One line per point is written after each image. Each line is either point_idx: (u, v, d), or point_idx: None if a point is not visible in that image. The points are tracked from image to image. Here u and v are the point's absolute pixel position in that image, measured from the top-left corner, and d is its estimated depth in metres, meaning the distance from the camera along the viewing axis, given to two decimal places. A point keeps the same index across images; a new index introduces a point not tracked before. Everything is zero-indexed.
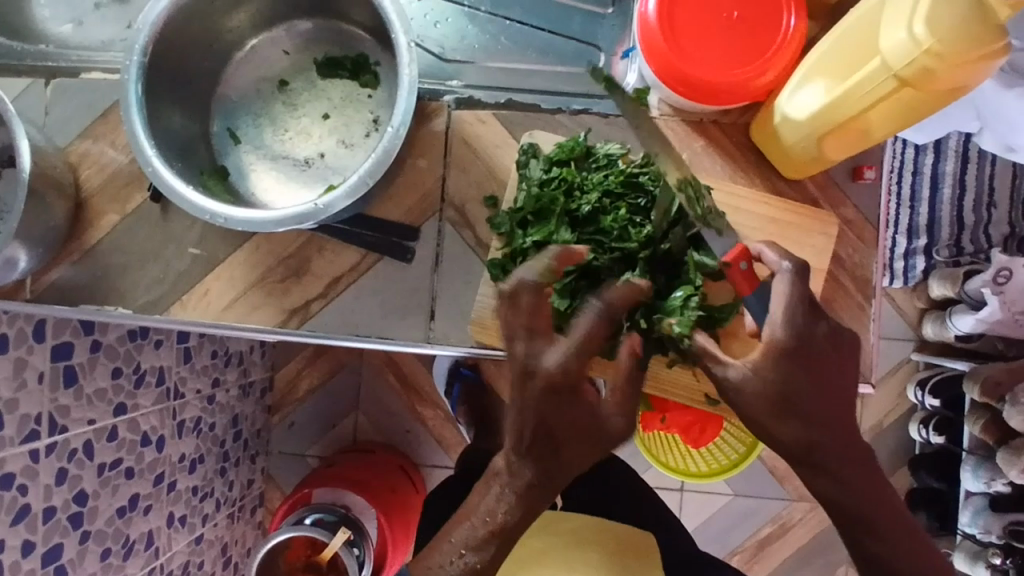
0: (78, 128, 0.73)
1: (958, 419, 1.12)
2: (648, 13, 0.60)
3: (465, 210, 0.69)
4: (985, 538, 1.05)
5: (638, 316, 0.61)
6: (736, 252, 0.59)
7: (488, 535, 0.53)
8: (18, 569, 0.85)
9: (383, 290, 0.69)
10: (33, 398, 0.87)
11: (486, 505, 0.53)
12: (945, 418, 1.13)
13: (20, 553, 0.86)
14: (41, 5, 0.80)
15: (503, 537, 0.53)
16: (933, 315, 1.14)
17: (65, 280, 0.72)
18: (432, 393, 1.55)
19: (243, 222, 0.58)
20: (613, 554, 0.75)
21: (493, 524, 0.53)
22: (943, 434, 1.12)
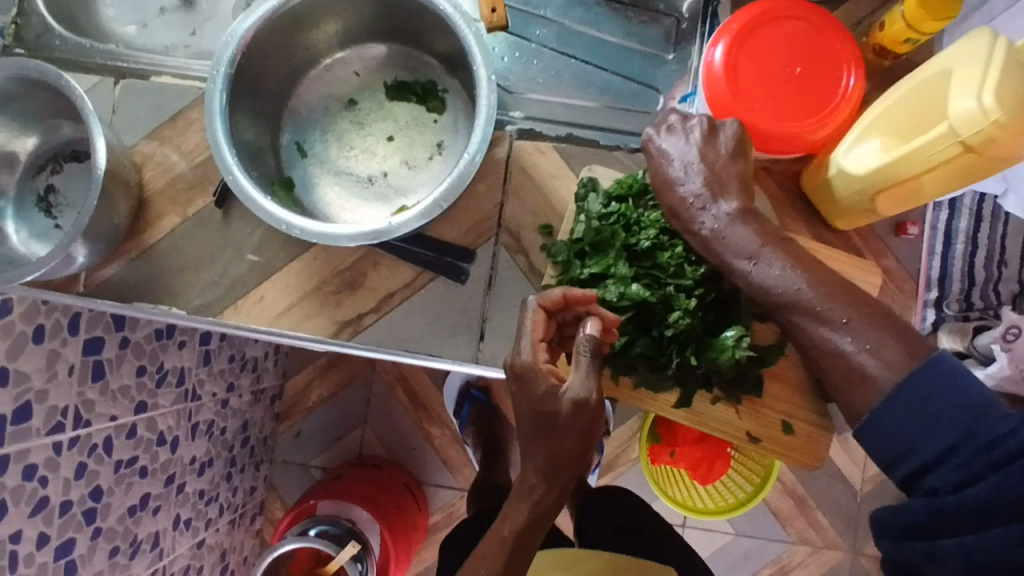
0: (146, 130, 0.75)
1: None
2: (714, 62, 0.63)
3: (519, 236, 0.71)
4: None
5: (689, 352, 0.64)
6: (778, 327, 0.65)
7: (500, 543, 0.61)
8: (31, 561, 0.84)
9: (434, 306, 0.71)
10: (62, 390, 0.87)
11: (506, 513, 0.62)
12: None
13: (34, 545, 0.85)
14: (107, 4, 0.83)
15: (513, 544, 0.61)
16: None
17: (120, 276, 0.73)
18: (441, 412, 1.55)
19: (316, 234, 0.60)
20: None
21: (517, 524, 0.60)
22: None
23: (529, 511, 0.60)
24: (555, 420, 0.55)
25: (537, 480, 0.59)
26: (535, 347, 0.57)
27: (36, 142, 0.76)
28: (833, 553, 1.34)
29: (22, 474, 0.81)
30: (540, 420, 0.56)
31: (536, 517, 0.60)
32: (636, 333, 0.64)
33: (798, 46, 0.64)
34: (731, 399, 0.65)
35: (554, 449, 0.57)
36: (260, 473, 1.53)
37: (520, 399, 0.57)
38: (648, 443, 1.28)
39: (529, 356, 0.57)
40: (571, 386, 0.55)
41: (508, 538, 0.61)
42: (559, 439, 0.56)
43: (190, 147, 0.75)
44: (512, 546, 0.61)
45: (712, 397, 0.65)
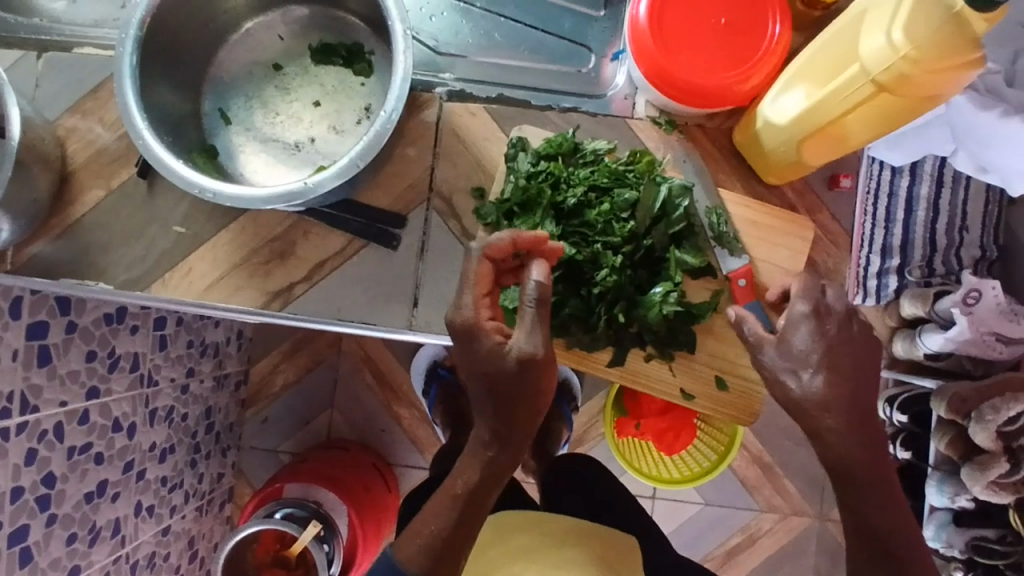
0: (67, 102, 0.73)
1: (924, 435, 1.09)
2: (639, 16, 0.62)
3: (451, 200, 0.70)
4: (948, 553, 1.04)
5: (618, 310, 0.63)
6: (741, 270, 0.65)
7: (451, 502, 0.60)
8: None
9: (367, 274, 0.70)
10: (7, 375, 0.86)
11: (455, 479, 0.60)
12: (911, 434, 1.10)
13: None
14: None
15: (467, 505, 0.60)
16: (903, 332, 1.08)
17: (45, 254, 0.71)
18: (409, 393, 1.55)
19: (231, 198, 0.58)
20: (605, 560, 0.73)
21: (457, 489, 0.60)
22: (910, 450, 1.10)
23: (483, 472, 0.59)
24: (508, 381, 0.55)
25: (489, 438, 0.59)
26: (478, 303, 0.56)
27: None
28: (800, 520, 1.35)
29: None
30: (484, 373, 0.55)
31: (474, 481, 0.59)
32: (566, 292, 0.63)
33: None
34: (665, 357, 0.65)
35: (506, 404, 0.56)
36: (227, 459, 1.52)
37: (466, 359, 0.56)
38: (612, 415, 1.29)
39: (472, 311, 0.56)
40: (517, 341, 0.54)
41: (459, 494, 0.59)
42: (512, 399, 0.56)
43: (113, 118, 0.72)
44: (458, 509, 0.60)
45: (646, 354, 0.65)
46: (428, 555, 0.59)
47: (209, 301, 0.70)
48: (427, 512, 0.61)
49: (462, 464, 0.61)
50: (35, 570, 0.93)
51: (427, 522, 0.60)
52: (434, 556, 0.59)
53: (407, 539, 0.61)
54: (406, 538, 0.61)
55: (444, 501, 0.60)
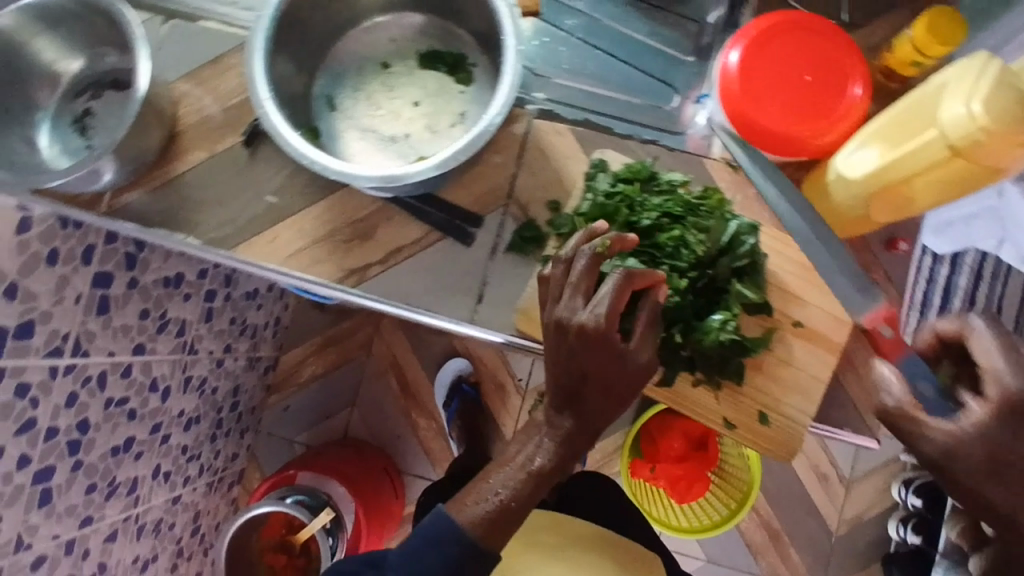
0: (186, 68, 0.78)
1: (934, 522, 1.18)
2: (729, 64, 0.67)
3: (527, 208, 0.74)
4: None
5: (674, 329, 0.66)
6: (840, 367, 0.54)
7: (525, 478, 0.59)
8: (10, 479, 0.93)
9: (437, 266, 0.74)
10: (67, 316, 0.96)
11: (523, 453, 0.60)
12: (922, 519, 1.20)
13: (15, 465, 0.92)
14: None
15: (540, 481, 0.59)
16: None
17: (141, 204, 0.76)
18: (429, 403, 1.62)
19: (336, 172, 0.63)
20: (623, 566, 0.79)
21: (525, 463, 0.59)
22: (920, 534, 1.19)
23: (565, 452, 0.59)
24: (615, 367, 0.58)
25: (573, 427, 0.60)
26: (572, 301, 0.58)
27: (79, 65, 0.79)
28: None
29: (15, 390, 0.90)
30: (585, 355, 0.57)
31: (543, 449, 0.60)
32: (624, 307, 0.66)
33: (809, 56, 0.67)
34: (712, 384, 0.67)
35: (609, 381, 0.58)
36: (243, 441, 1.58)
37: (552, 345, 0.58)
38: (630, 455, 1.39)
39: (573, 295, 0.58)
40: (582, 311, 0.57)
41: (538, 475, 0.59)
42: (617, 390, 0.59)
43: (226, 89, 0.77)
44: (532, 484, 0.59)
45: (694, 379, 0.68)
46: (491, 519, 0.58)
47: (292, 268, 0.74)
48: (485, 473, 0.61)
49: (521, 434, 0.61)
50: (51, 512, 1.02)
51: (487, 484, 0.60)
52: (494, 520, 0.58)
53: (464, 498, 0.60)
54: (462, 496, 0.60)
55: (517, 474, 0.59)
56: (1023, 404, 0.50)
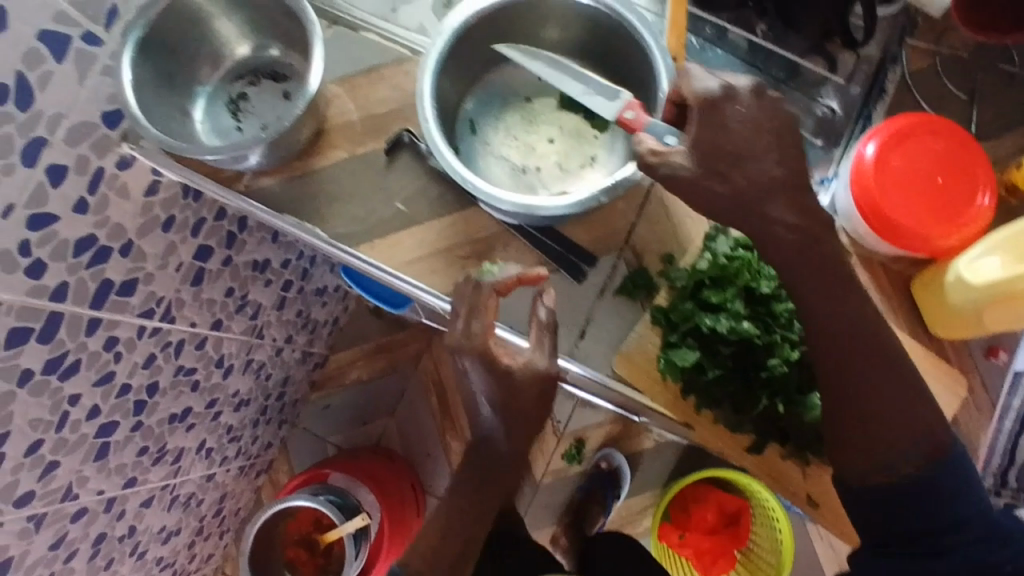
0: (343, 72, 0.83)
1: None
2: (866, 153, 0.70)
3: (640, 256, 0.76)
4: None
5: (777, 399, 0.68)
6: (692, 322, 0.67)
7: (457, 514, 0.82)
8: (78, 427, 0.97)
9: (545, 297, 0.76)
10: (166, 281, 1.01)
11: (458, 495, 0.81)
12: None
13: (84, 414, 0.98)
14: None
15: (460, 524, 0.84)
16: None
17: (277, 189, 0.80)
18: (465, 429, 1.64)
19: (480, 191, 0.67)
20: None
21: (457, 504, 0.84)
22: None
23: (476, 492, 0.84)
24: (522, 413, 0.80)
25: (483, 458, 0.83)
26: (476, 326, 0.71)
27: (247, 49, 0.83)
28: None
29: (104, 343, 0.95)
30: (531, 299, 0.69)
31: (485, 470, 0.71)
32: (724, 366, 0.69)
33: (944, 162, 0.70)
34: (801, 458, 0.69)
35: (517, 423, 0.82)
36: (280, 432, 1.62)
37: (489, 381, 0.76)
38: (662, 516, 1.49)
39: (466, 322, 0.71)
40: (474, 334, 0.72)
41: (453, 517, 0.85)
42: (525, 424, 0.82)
43: (376, 98, 0.82)
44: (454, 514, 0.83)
45: (783, 452, 0.70)
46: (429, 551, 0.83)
47: (412, 276, 0.78)
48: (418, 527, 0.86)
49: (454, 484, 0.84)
50: (104, 467, 1.07)
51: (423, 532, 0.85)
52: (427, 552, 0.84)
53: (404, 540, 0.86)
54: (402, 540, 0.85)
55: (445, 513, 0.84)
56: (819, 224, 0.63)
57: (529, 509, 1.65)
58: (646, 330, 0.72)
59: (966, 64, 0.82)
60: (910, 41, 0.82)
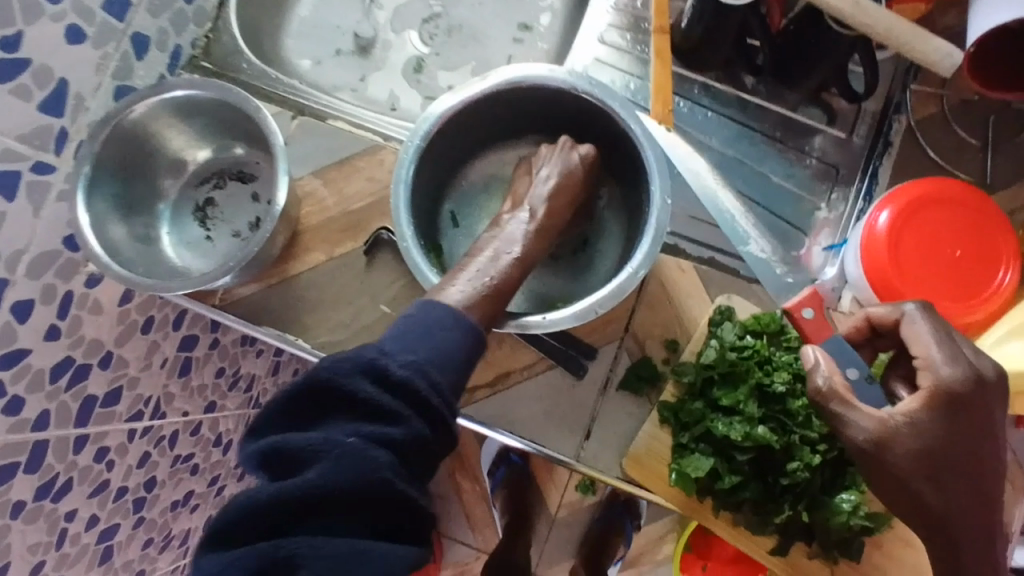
0: (314, 166, 0.79)
1: None
2: (879, 225, 0.66)
3: (643, 344, 0.72)
4: None
5: (801, 505, 0.65)
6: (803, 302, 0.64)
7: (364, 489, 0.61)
8: (77, 540, 0.93)
9: (546, 396, 0.72)
10: (152, 379, 0.98)
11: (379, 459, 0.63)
12: None
13: (83, 526, 0.93)
14: (290, 35, 0.91)
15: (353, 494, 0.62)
16: None
17: (256, 298, 0.76)
18: (475, 469, 1.62)
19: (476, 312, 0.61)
20: None
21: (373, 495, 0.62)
22: None
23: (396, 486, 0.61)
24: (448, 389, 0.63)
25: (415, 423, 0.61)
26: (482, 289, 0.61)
27: (207, 154, 0.84)
28: None
29: (94, 455, 0.91)
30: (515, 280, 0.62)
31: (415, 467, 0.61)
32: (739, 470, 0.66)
33: (963, 232, 0.66)
34: (829, 559, 0.67)
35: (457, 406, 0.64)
36: None
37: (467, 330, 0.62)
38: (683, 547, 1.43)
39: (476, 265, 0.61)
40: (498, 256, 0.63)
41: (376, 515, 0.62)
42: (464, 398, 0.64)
43: (351, 192, 0.78)
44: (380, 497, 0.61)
45: (809, 551, 0.67)
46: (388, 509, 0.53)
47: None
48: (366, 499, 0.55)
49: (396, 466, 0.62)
50: (109, 568, 1.02)
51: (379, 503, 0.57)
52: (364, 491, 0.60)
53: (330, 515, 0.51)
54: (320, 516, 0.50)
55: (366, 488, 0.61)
56: (954, 396, 0.54)
57: (545, 545, 1.63)
58: (655, 430, 0.69)
59: (976, 106, 0.77)
60: (914, 85, 0.77)
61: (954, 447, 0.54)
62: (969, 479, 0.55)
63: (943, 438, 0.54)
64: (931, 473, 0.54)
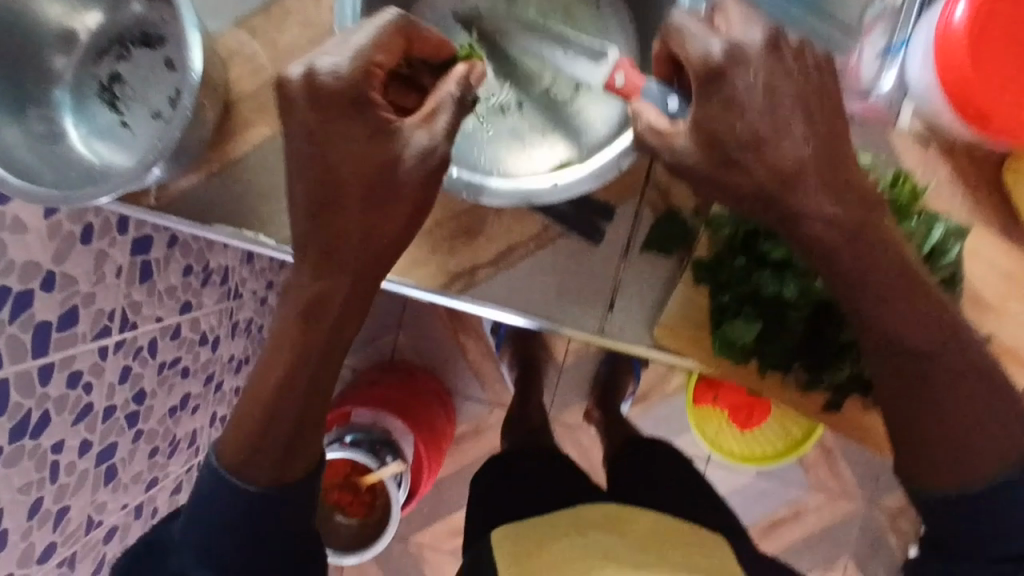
0: (233, 16, 0.65)
1: None
2: (959, 23, 0.64)
3: (669, 196, 0.69)
4: None
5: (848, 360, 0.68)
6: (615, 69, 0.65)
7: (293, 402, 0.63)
8: (74, 468, 0.89)
9: (564, 268, 0.69)
10: (110, 292, 0.88)
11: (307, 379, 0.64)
12: None
13: (76, 454, 0.88)
14: None
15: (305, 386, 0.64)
16: None
17: (199, 191, 0.66)
18: (476, 325, 1.60)
19: (490, 195, 0.64)
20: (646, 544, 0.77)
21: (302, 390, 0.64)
22: None
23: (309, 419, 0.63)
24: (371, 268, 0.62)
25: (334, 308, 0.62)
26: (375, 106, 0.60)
27: (97, 18, 0.70)
28: (846, 504, 1.63)
29: (67, 381, 0.83)
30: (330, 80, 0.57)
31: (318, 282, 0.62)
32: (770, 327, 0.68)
33: None
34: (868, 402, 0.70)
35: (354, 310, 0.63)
36: None
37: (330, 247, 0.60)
38: (695, 381, 1.46)
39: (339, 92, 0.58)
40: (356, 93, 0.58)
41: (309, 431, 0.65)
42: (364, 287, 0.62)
43: (285, 46, 0.66)
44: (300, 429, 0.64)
45: (866, 402, 0.70)
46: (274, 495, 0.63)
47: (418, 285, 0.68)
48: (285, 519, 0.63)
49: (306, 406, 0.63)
50: (118, 485, 0.99)
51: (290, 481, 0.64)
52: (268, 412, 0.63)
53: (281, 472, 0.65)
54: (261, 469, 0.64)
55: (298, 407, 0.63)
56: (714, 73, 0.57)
57: (556, 392, 1.63)
58: (690, 291, 0.68)
59: None
60: None
61: (859, 203, 0.59)
62: (881, 236, 0.59)
63: (833, 189, 0.58)
64: (837, 232, 0.59)
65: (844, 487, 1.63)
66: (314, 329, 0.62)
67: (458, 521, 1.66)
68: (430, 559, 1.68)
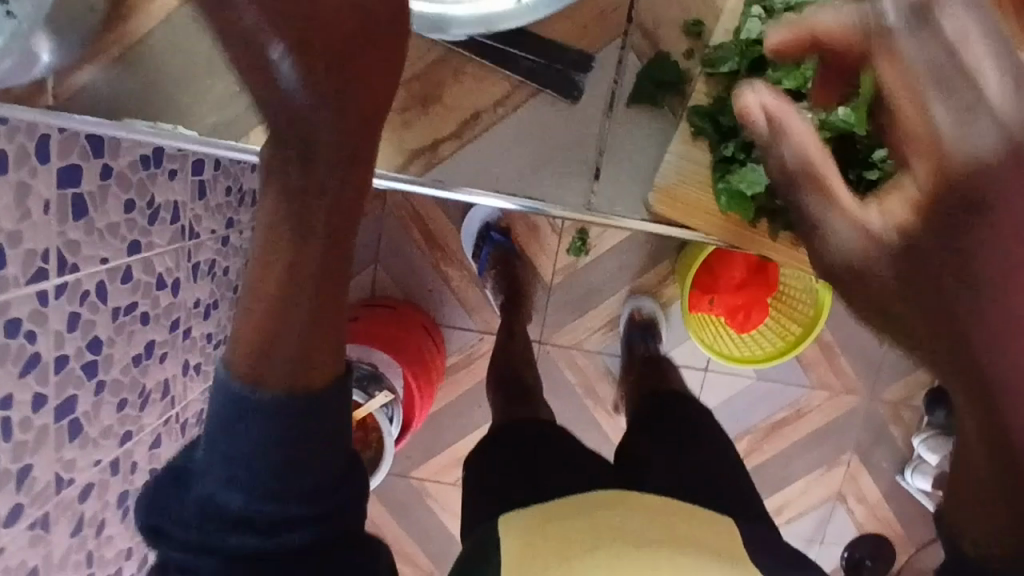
0: None
1: None
2: None
3: (655, 34, 0.80)
4: None
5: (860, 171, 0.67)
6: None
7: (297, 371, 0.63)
8: (30, 425, 0.81)
9: (533, 129, 0.79)
10: (40, 231, 0.78)
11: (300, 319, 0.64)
12: None
13: (30, 409, 0.81)
14: None
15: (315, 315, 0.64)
16: None
17: None
18: (459, 251, 1.52)
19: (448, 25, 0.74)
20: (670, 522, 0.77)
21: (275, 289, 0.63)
22: None
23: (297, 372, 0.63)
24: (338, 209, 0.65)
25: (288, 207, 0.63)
26: None
27: None
28: (850, 398, 1.61)
29: (4, 330, 0.74)
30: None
31: (310, 179, 0.64)
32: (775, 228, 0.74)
33: None
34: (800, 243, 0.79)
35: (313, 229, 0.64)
36: None
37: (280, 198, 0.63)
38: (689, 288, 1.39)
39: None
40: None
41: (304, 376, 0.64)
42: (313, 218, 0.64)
43: None
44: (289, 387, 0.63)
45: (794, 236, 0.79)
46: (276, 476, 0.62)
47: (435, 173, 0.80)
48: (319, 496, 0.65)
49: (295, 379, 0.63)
50: (86, 441, 0.93)
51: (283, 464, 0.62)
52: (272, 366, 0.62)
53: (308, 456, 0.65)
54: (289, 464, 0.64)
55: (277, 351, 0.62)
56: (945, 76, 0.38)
57: (547, 312, 1.56)
58: (685, 146, 0.79)
59: None
60: None
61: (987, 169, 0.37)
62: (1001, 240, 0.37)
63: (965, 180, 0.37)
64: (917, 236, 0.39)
65: (847, 383, 1.60)
66: (303, 197, 0.63)
67: (459, 453, 1.63)
68: (433, 491, 1.66)
